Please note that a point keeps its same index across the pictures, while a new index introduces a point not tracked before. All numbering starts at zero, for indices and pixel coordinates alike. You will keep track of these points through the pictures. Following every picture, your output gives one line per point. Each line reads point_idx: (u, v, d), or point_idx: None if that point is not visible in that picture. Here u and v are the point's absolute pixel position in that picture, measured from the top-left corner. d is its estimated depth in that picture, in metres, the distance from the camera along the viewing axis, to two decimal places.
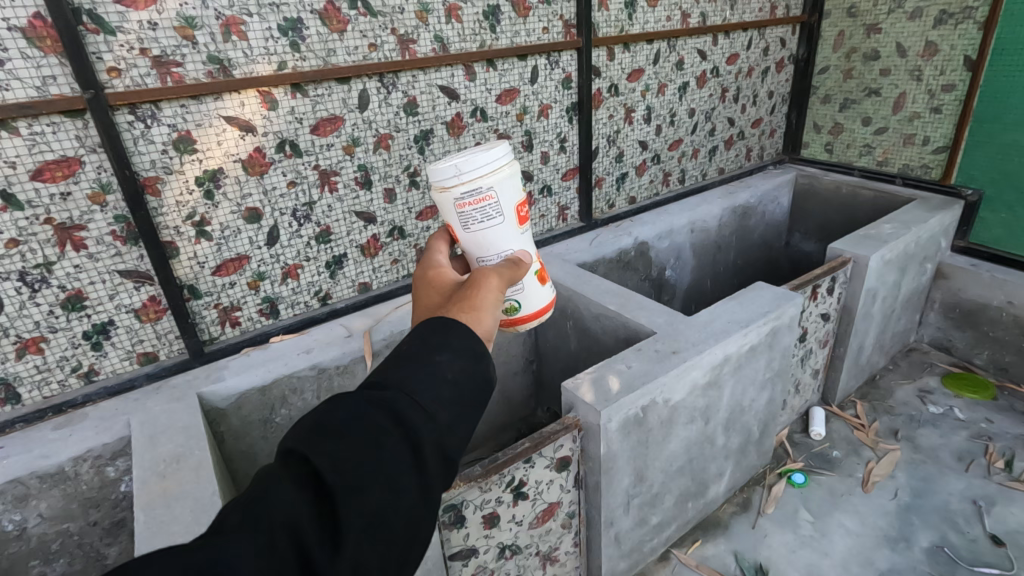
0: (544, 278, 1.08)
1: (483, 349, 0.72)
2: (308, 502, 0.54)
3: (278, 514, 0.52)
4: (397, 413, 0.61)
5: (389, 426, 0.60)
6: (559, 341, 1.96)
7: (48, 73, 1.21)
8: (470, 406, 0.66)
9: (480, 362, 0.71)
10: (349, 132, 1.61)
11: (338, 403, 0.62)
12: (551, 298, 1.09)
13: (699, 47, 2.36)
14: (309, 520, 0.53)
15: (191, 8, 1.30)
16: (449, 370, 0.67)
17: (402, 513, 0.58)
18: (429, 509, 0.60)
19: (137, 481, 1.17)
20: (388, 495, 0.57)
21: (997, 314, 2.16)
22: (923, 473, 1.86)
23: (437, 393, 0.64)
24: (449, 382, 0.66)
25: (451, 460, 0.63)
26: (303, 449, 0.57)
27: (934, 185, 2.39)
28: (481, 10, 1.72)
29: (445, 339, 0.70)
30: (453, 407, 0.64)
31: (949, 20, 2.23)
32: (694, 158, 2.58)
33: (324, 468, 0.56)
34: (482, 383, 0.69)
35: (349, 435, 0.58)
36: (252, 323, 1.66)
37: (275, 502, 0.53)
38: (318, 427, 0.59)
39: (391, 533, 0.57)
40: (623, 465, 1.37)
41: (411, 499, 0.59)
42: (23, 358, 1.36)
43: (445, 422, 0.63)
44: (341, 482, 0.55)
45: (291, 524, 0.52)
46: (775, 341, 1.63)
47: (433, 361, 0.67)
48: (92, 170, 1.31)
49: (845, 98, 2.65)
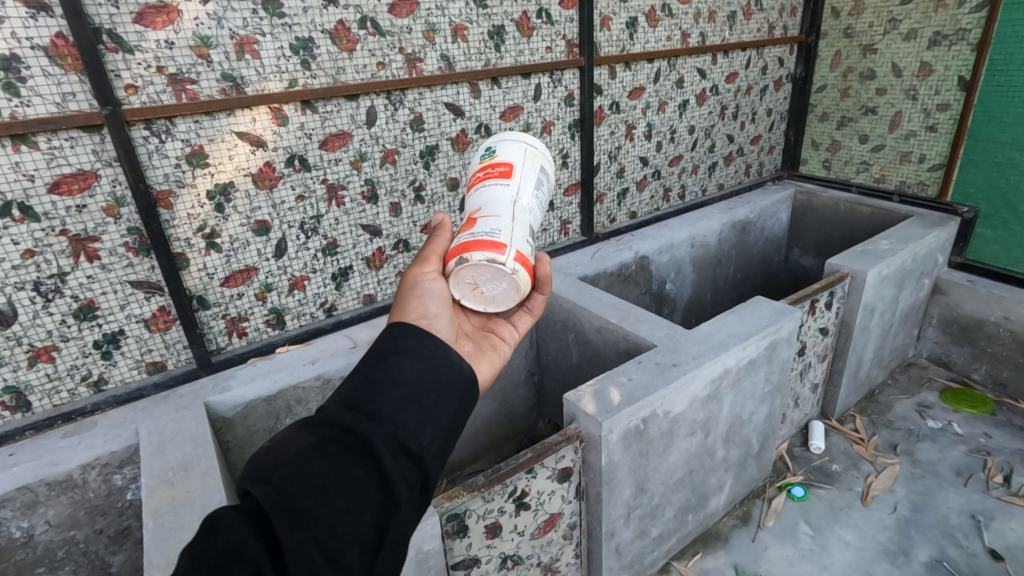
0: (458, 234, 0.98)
1: (434, 342, 0.73)
2: (259, 527, 0.56)
3: (226, 540, 0.54)
4: (345, 424, 0.63)
5: (336, 438, 0.62)
6: (560, 353, 1.98)
7: (68, 90, 1.25)
8: (430, 402, 0.67)
9: (435, 356, 0.71)
10: (357, 147, 1.65)
11: (290, 430, 0.64)
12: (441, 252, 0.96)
13: (698, 66, 2.42)
14: (260, 543, 0.55)
15: (207, 28, 1.34)
16: (399, 372, 0.68)
17: (363, 516, 0.59)
18: (399, 509, 0.61)
19: (146, 489, 1.19)
20: (343, 502, 0.58)
21: (994, 330, 2.18)
22: (922, 487, 1.87)
23: (388, 396, 0.65)
24: (399, 383, 0.67)
25: (416, 457, 0.64)
26: (251, 478, 0.59)
27: (931, 203, 2.43)
28: (486, 30, 1.77)
29: (391, 343, 0.71)
30: (407, 406, 0.65)
31: (942, 41, 2.28)
32: (693, 174, 2.63)
33: (270, 490, 0.57)
34: (440, 377, 0.70)
35: (295, 455, 0.60)
36: (258, 334, 1.68)
37: (223, 532, 0.55)
38: (268, 456, 0.61)
39: (355, 538, 0.58)
40: (624, 477, 1.38)
41: (372, 502, 0.60)
42: (34, 367, 1.38)
43: (400, 422, 0.64)
44: (288, 499, 0.57)
45: (242, 550, 0.54)
46: (774, 355, 1.65)
47: (380, 367, 0.68)
48: (107, 183, 1.34)
49: (843, 116, 2.69)
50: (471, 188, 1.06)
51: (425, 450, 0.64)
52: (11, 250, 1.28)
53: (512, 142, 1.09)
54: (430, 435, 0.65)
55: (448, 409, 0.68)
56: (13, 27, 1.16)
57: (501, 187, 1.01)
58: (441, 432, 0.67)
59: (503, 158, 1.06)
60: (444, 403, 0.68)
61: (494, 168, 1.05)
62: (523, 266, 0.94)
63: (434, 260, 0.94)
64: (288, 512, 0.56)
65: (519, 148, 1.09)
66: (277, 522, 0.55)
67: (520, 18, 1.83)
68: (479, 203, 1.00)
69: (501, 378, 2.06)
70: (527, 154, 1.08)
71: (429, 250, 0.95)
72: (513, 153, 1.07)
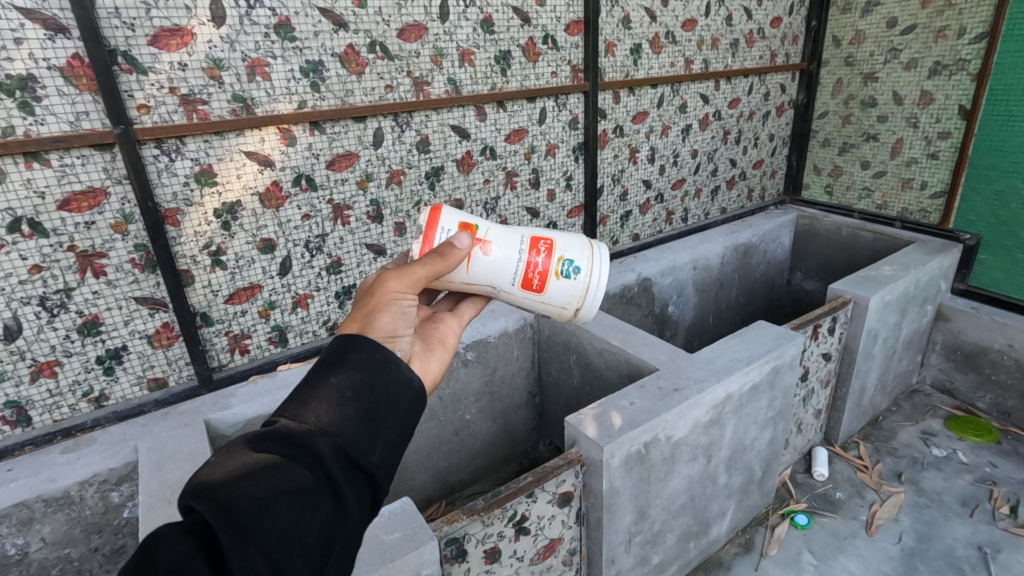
0: (468, 227, 1.03)
1: (387, 356, 0.71)
2: (203, 544, 0.52)
3: (168, 558, 0.50)
4: (295, 438, 0.61)
5: (286, 453, 0.60)
6: (561, 375, 1.98)
7: (82, 109, 1.27)
8: (381, 417, 0.66)
9: (386, 371, 0.69)
10: (363, 167, 1.67)
11: (235, 446, 0.61)
12: (436, 221, 1.02)
13: (701, 91, 2.45)
14: (202, 559, 0.51)
15: (219, 50, 1.37)
16: (348, 389, 0.66)
17: (313, 528, 0.57)
18: (347, 521, 0.60)
19: (143, 508, 1.18)
20: (291, 515, 0.56)
21: (998, 358, 2.17)
22: (927, 517, 1.84)
23: (338, 412, 0.64)
24: (349, 399, 0.65)
25: (366, 473, 0.62)
26: (197, 492, 0.55)
27: (934, 229, 2.43)
28: (493, 55, 1.80)
29: (342, 356, 0.69)
30: (358, 422, 0.64)
31: (942, 71, 2.31)
32: (696, 198, 2.64)
33: (214, 505, 0.54)
34: (390, 392, 0.68)
35: (244, 471, 0.57)
36: (260, 351, 1.69)
37: (165, 550, 0.50)
38: (213, 472, 0.58)
39: (302, 548, 0.56)
40: (624, 502, 1.37)
41: (322, 514, 0.58)
42: (36, 381, 1.38)
43: (351, 436, 0.63)
44: (232, 513, 0.53)
45: (183, 568, 0.50)
46: (776, 380, 1.64)
47: (329, 383, 0.66)
48: (116, 201, 1.36)
49: (845, 142, 2.72)
50: (531, 245, 1.06)
51: (376, 466, 0.63)
52: (19, 265, 1.29)
53: (579, 294, 1.09)
54: (380, 451, 0.64)
55: (400, 423, 0.68)
56: (30, 48, 1.18)
57: (513, 275, 1.05)
58: (392, 447, 0.66)
59: (555, 288, 1.08)
60: (395, 417, 0.67)
61: (539, 275, 1.06)
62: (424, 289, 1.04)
63: (417, 280, 0.82)
64: (234, 527, 0.53)
65: (568, 299, 1.09)
66: (220, 536, 0.52)
67: (526, 44, 1.86)
68: (499, 256, 1.04)
69: (503, 399, 2.06)
70: (559, 308, 1.10)
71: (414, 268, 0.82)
72: (559, 295, 1.08)
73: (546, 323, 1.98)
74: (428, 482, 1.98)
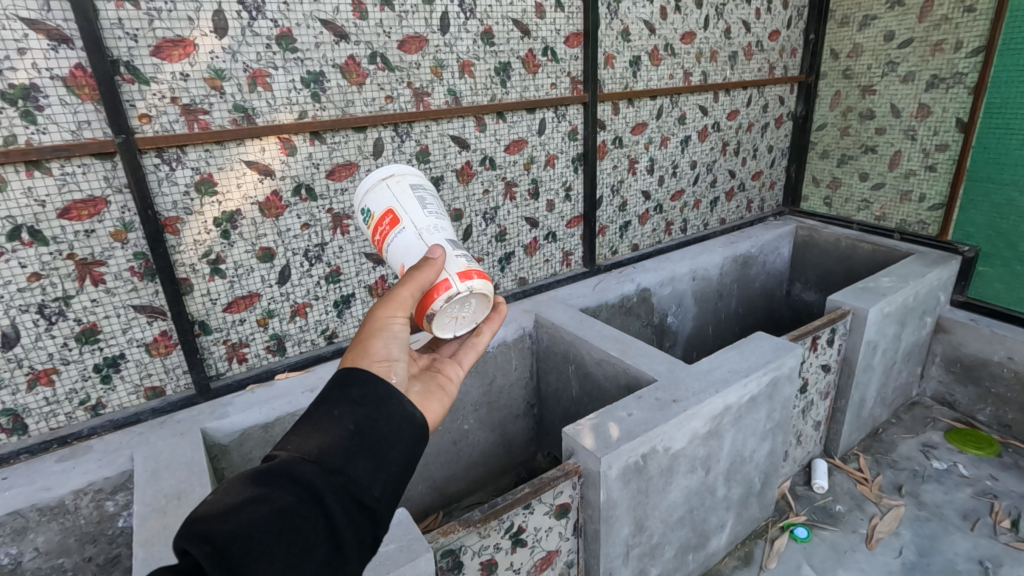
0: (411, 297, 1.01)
1: (388, 391, 0.71)
2: None
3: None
4: (295, 473, 0.61)
5: (285, 489, 0.59)
6: (560, 385, 1.98)
7: (84, 119, 1.28)
8: (382, 451, 0.66)
9: (387, 406, 0.70)
10: (363, 177, 1.68)
11: (234, 482, 0.60)
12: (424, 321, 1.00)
13: (700, 103, 2.46)
14: None
15: (221, 61, 1.38)
16: (349, 422, 0.66)
17: (309, 570, 0.56)
18: (345, 561, 0.59)
19: (137, 517, 1.17)
20: (289, 556, 0.56)
21: (998, 370, 2.17)
22: (928, 531, 1.83)
23: (339, 446, 0.64)
24: (351, 433, 0.66)
25: (368, 508, 0.62)
26: (192, 533, 0.54)
27: (932, 241, 2.44)
28: (493, 67, 1.82)
29: (343, 390, 0.70)
30: (359, 456, 0.64)
31: (939, 84, 2.32)
32: (695, 209, 2.65)
33: (210, 548, 0.53)
34: (392, 427, 0.69)
35: (243, 510, 0.57)
36: (258, 360, 1.68)
37: None
38: (210, 510, 0.57)
39: None
40: (622, 514, 1.36)
41: (320, 554, 0.58)
42: (34, 390, 1.38)
43: (352, 472, 0.63)
44: (228, 555, 0.53)
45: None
46: (775, 392, 1.64)
47: (330, 416, 0.67)
48: (116, 210, 1.37)
49: (843, 154, 2.73)
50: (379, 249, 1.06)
51: (377, 500, 0.63)
52: (18, 273, 1.29)
53: (374, 188, 1.06)
54: (381, 485, 0.64)
55: (401, 457, 0.68)
56: (34, 58, 1.20)
57: (407, 237, 0.99)
58: (393, 481, 0.66)
59: (376, 204, 1.05)
60: (396, 451, 0.68)
61: (381, 224, 1.04)
62: (470, 276, 0.98)
63: (406, 305, 0.84)
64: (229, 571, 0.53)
65: (378, 187, 1.06)
66: None
67: (526, 56, 1.88)
68: (399, 259, 1.00)
69: (501, 409, 2.06)
70: (384, 185, 1.05)
71: (401, 292, 0.85)
72: (385, 198, 1.04)
73: (545, 333, 1.98)
74: (425, 493, 1.97)
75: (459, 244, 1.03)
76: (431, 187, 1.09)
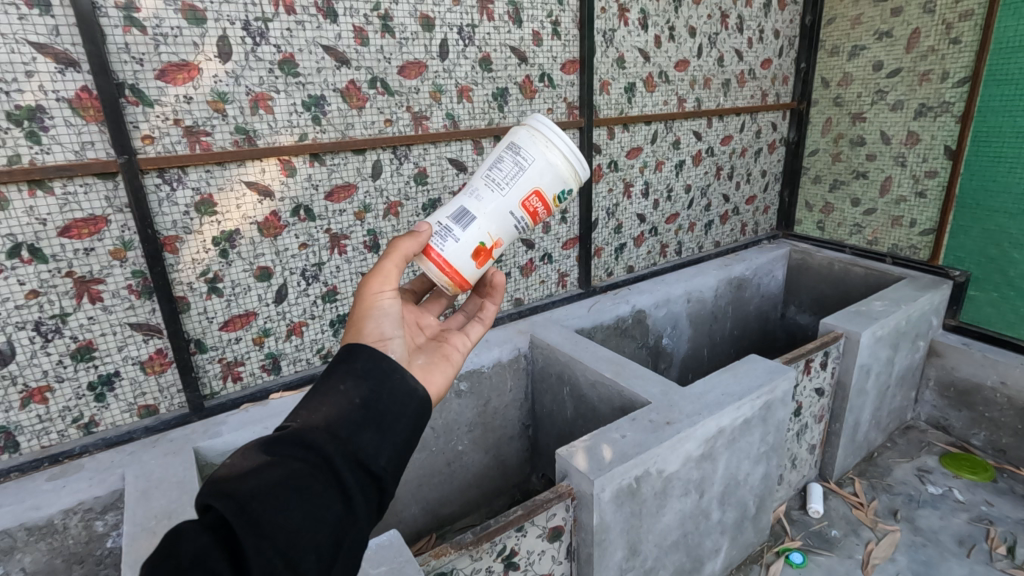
0: None
1: (391, 364, 0.71)
2: (222, 539, 0.52)
3: (188, 551, 0.50)
4: (306, 441, 0.61)
5: (295, 456, 0.60)
6: (555, 406, 1.98)
7: (87, 139, 1.30)
8: (387, 422, 0.66)
9: (391, 380, 0.69)
10: (361, 199, 1.71)
11: (249, 449, 0.61)
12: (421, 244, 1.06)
13: (695, 128, 2.51)
14: (222, 554, 0.51)
15: (224, 84, 1.42)
16: (355, 396, 0.67)
17: (325, 526, 0.57)
18: (356, 521, 0.59)
19: (126, 538, 1.16)
20: (306, 512, 0.56)
21: (991, 394, 2.18)
22: (924, 556, 1.82)
23: (347, 418, 0.64)
24: (357, 407, 0.66)
25: (375, 476, 0.63)
26: (212, 490, 0.55)
27: (923, 266, 2.46)
28: (491, 92, 1.86)
29: (348, 365, 0.70)
30: (366, 428, 0.64)
31: (928, 112, 2.37)
32: (690, 231, 2.68)
33: (232, 502, 0.54)
34: (396, 401, 0.68)
35: (258, 471, 0.57)
36: (254, 378, 1.69)
37: (185, 542, 0.51)
38: (230, 471, 0.58)
39: (314, 547, 0.55)
40: (616, 537, 1.35)
41: (333, 513, 0.58)
42: (27, 407, 1.38)
43: (358, 442, 0.63)
44: (249, 510, 0.54)
45: (204, 560, 0.50)
46: (769, 414, 1.64)
47: (337, 391, 0.67)
48: (117, 228, 1.38)
49: (835, 179, 2.78)
50: None
51: (384, 469, 0.63)
52: (17, 290, 1.30)
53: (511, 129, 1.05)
54: (387, 455, 0.65)
55: (406, 431, 0.68)
56: (41, 80, 1.22)
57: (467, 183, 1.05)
58: (399, 452, 0.66)
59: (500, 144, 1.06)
60: (401, 425, 0.68)
61: None
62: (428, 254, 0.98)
63: (392, 276, 0.83)
64: (250, 522, 0.53)
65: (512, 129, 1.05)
66: (238, 531, 0.52)
67: (524, 82, 1.92)
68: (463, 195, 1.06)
69: (496, 430, 2.06)
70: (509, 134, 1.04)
71: (388, 265, 0.84)
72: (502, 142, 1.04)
73: (540, 354, 1.99)
74: (418, 514, 1.96)
75: (467, 219, 0.97)
76: (530, 154, 0.98)
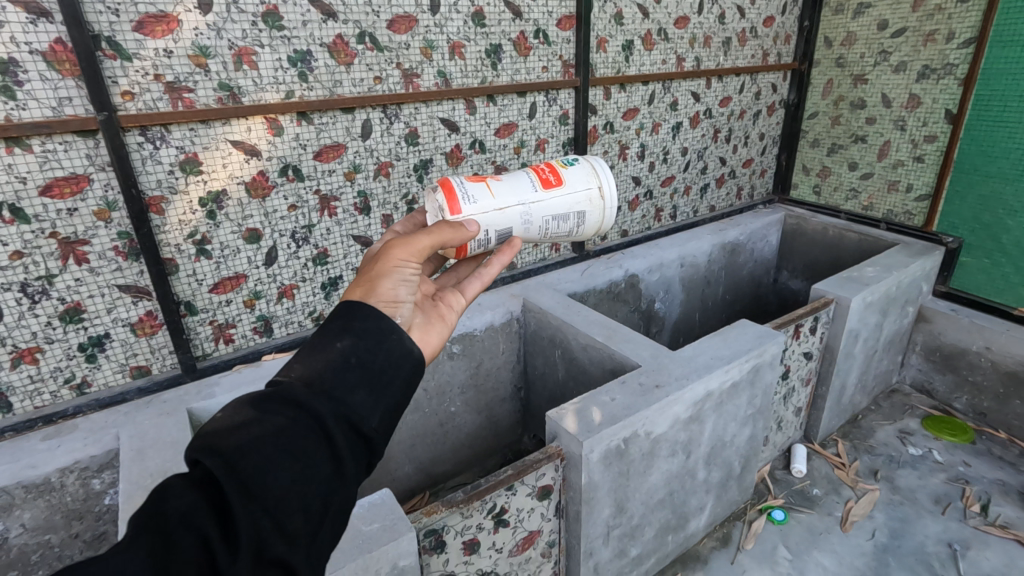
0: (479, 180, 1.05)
1: (390, 326, 0.71)
2: (210, 497, 0.53)
3: (176, 508, 0.51)
4: (298, 399, 0.61)
5: (286, 414, 0.60)
6: (546, 369, 2.00)
7: (65, 94, 1.26)
8: (382, 384, 0.66)
9: (388, 342, 0.69)
10: (351, 159, 1.67)
11: (239, 404, 0.61)
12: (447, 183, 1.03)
13: (693, 89, 2.46)
14: (211, 513, 0.52)
15: (206, 38, 1.36)
16: (352, 355, 0.66)
17: (314, 487, 0.57)
18: (345, 483, 0.60)
19: (123, 496, 1.18)
20: (296, 473, 0.56)
21: (975, 359, 2.21)
22: (901, 514, 1.88)
23: (340, 377, 0.64)
24: (353, 366, 0.65)
25: (366, 437, 0.63)
26: (203, 446, 0.56)
27: (918, 232, 2.47)
28: (484, 49, 1.80)
29: (352, 325, 0.69)
30: (360, 389, 0.64)
31: (931, 75, 2.32)
32: (686, 195, 2.66)
33: (222, 460, 0.54)
34: (391, 363, 0.68)
35: (250, 428, 0.57)
36: (245, 341, 1.69)
37: (172, 500, 0.51)
38: (220, 425, 0.59)
39: (302, 507, 0.56)
40: (603, 496, 1.39)
41: (322, 474, 0.58)
42: (17, 368, 1.38)
43: (352, 402, 0.63)
44: (239, 469, 0.54)
45: (191, 518, 0.51)
46: (757, 378, 1.66)
47: (334, 349, 0.66)
48: (99, 188, 1.35)
49: (833, 143, 2.75)
50: (536, 170, 1.10)
51: (375, 431, 0.64)
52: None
53: (591, 180, 1.11)
54: (379, 418, 0.65)
55: (399, 393, 0.68)
56: (12, 32, 1.17)
57: (529, 186, 1.06)
58: (390, 413, 0.67)
59: (568, 177, 1.10)
60: (394, 387, 0.68)
61: (553, 174, 1.09)
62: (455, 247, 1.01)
63: (422, 252, 0.82)
64: (239, 482, 0.54)
65: (588, 180, 1.11)
66: (228, 490, 0.53)
67: (518, 38, 1.86)
68: (509, 179, 1.06)
69: (488, 392, 2.08)
70: (585, 190, 1.10)
71: (421, 240, 0.82)
72: (578, 187, 1.10)
73: (532, 318, 1.99)
74: (411, 473, 2.00)
75: (504, 236, 1.04)
76: (584, 232, 1.13)
